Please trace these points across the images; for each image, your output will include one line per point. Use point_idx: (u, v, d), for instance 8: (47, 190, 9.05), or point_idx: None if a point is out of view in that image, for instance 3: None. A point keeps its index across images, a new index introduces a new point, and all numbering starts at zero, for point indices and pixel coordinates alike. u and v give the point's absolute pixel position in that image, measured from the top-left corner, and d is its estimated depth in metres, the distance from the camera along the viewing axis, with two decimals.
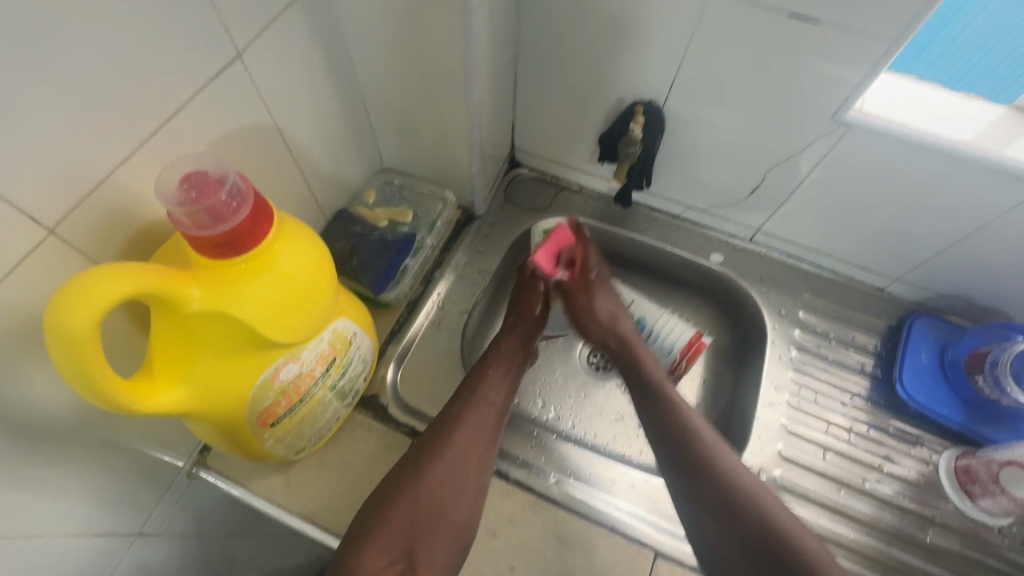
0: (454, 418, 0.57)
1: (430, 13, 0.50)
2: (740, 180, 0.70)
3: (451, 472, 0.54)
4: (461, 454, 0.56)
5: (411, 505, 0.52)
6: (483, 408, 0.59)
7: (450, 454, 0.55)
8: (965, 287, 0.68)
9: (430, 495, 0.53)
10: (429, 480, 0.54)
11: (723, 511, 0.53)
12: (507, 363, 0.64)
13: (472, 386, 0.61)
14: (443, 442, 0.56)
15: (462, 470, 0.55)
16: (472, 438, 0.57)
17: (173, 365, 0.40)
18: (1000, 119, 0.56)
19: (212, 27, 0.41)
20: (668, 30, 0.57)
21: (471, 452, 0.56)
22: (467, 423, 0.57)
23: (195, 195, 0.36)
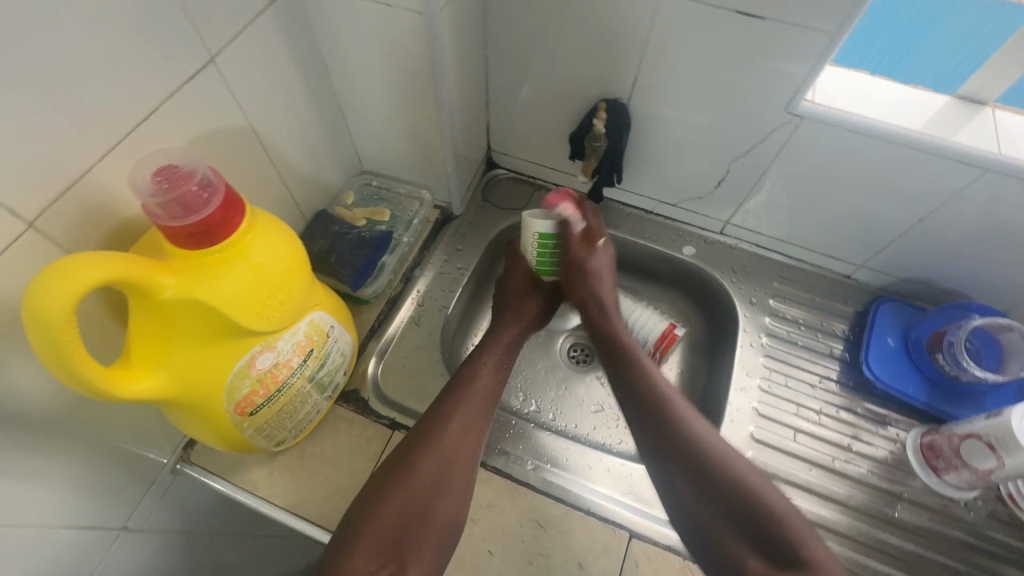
0: (447, 409, 0.57)
1: (396, 18, 0.53)
2: (706, 174, 0.72)
3: (444, 462, 0.53)
4: (455, 444, 0.55)
5: (404, 496, 0.50)
6: (473, 398, 0.59)
7: (442, 445, 0.54)
8: (925, 271, 0.71)
9: (423, 485, 0.51)
10: (423, 470, 0.52)
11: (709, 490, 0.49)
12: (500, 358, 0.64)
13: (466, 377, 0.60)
14: (436, 432, 0.55)
15: (456, 462, 0.54)
16: (465, 429, 0.56)
17: (151, 354, 0.41)
18: (943, 107, 0.59)
19: (184, 33, 0.44)
20: (626, 30, 0.60)
21: (463, 444, 0.55)
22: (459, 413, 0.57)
23: (168, 186, 0.38)
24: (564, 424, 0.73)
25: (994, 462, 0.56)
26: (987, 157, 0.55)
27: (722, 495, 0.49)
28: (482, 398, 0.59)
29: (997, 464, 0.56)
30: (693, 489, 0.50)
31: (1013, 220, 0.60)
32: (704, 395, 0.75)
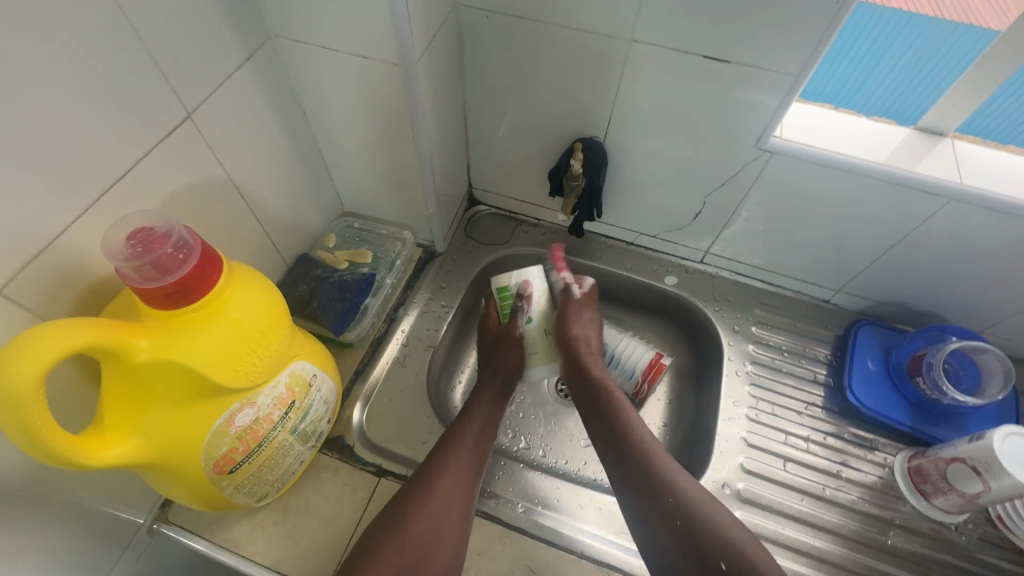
0: (438, 463, 0.57)
1: (374, 70, 0.54)
2: (684, 206, 0.74)
3: (436, 516, 0.53)
4: (446, 498, 0.54)
5: (398, 548, 0.50)
6: (463, 450, 0.59)
7: (435, 497, 0.54)
8: (899, 294, 0.73)
9: (417, 539, 0.51)
10: (417, 525, 0.52)
11: (672, 531, 0.51)
12: (488, 409, 0.64)
13: (454, 432, 0.60)
14: (427, 486, 0.55)
15: (446, 515, 0.53)
16: (456, 479, 0.56)
17: (124, 418, 0.40)
18: (905, 139, 0.61)
19: (161, 91, 0.44)
20: (599, 73, 0.62)
21: (456, 497, 0.55)
22: (450, 465, 0.57)
23: (141, 249, 0.38)
24: (555, 460, 0.72)
25: (981, 486, 0.57)
26: (949, 185, 0.57)
27: (675, 530, 0.51)
28: (470, 450, 0.59)
29: (984, 488, 0.56)
30: (661, 531, 0.52)
31: (979, 244, 0.62)
32: (692, 425, 0.75)
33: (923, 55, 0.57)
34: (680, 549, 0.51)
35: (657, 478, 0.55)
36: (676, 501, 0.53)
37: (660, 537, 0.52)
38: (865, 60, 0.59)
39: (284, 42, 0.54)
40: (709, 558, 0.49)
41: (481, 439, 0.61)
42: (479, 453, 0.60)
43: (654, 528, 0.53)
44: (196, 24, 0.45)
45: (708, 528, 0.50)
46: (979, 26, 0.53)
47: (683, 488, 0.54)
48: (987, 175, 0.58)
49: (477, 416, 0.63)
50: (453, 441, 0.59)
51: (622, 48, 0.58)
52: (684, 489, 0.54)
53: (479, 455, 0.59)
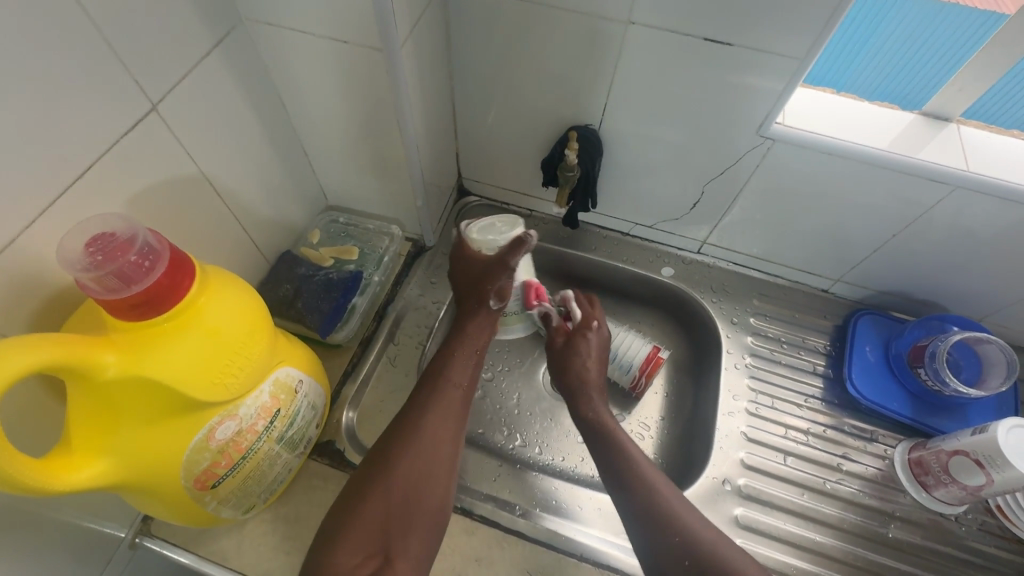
0: (423, 405, 0.54)
1: (355, 56, 0.50)
2: (681, 196, 0.71)
3: (423, 457, 0.51)
4: (434, 438, 0.52)
5: (385, 493, 0.48)
6: (448, 391, 0.56)
7: (419, 440, 0.51)
8: (900, 284, 0.71)
9: (405, 482, 0.49)
10: (403, 470, 0.49)
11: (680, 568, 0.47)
12: (475, 340, 0.60)
13: (438, 369, 0.58)
14: (411, 429, 0.52)
15: (435, 458, 0.51)
16: (442, 420, 0.53)
17: (93, 438, 0.37)
18: (912, 124, 0.59)
19: (121, 82, 0.41)
20: (595, 59, 0.59)
21: (443, 438, 0.52)
22: (436, 406, 0.54)
23: (102, 258, 0.35)
24: (551, 457, 0.70)
25: (984, 478, 0.56)
26: (955, 174, 0.55)
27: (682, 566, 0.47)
28: (458, 390, 0.56)
29: (987, 480, 0.56)
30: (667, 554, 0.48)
31: (983, 233, 0.60)
32: (690, 420, 0.73)
33: (911, 32, 0.55)
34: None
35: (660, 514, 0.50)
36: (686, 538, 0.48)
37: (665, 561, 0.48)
38: (855, 35, 0.57)
39: (256, 26, 0.51)
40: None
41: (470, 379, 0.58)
42: (465, 390, 0.57)
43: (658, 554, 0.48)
44: (158, 9, 0.42)
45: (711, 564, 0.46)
46: (965, 7, 0.52)
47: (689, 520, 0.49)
48: (995, 162, 0.56)
49: (463, 354, 0.59)
50: (439, 393, 0.55)
51: (619, 30, 0.55)
52: (687, 520, 0.49)
53: (466, 393, 0.57)
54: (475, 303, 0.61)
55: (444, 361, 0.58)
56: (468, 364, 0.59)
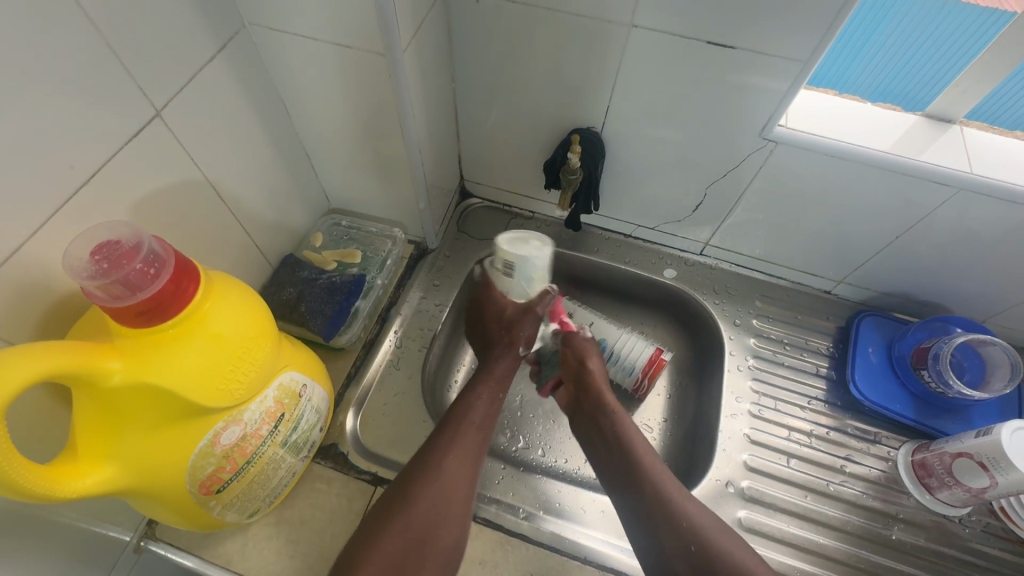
0: (443, 445, 0.55)
1: (358, 59, 0.50)
2: (684, 198, 0.71)
3: (442, 494, 0.52)
4: (453, 476, 0.53)
5: (404, 528, 0.49)
6: (468, 430, 0.57)
7: (439, 479, 0.53)
8: (903, 285, 0.71)
9: (423, 516, 0.50)
10: (422, 508, 0.51)
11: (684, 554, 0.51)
12: (498, 381, 0.63)
13: (459, 410, 0.59)
14: (432, 468, 0.53)
15: (453, 499, 0.52)
16: (462, 461, 0.55)
17: (98, 444, 0.37)
18: (915, 126, 0.59)
19: (124, 88, 0.41)
20: (597, 61, 0.59)
21: (461, 479, 0.54)
22: (456, 448, 0.55)
23: (108, 266, 0.35)
24: (554, 459, 0.70)
25: (987, 480, 0.56)
26: (958, 176, 0.55)
27: (686, 551, 0.51)
28: (476, 429, 0.58)
29: (991, 482, 0.56)
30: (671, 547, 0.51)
31: (987, 235, 0.60)
32: (693, 422, 0.73)
33: (913, 32, 0.54)
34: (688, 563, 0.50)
35: (664, 505, 0.53)
36: (699, 523, 0.51)
37: (669, 552, 0.51)
38: (855, 36, 0.56)
39: (259, 31, 0.51)
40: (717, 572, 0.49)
41: (487, 418, 0.60)
42: (485, 430, 0.59)
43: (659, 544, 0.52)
44: (161, 15, 0.42)
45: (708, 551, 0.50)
46: (967, 5, 0.51)
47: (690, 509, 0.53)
48: (998, 163, 0.56)
49: (484, 395, 0.61)
50: (458, 431, 0.57)
51: (621, 33, 0.55)
52: (691, 512, 0.53)
53: (484, 433, 0.58)
54: (504, 349, 0.65)
55: (465, 401, 0.60)
56: (486, 403, 0.61)
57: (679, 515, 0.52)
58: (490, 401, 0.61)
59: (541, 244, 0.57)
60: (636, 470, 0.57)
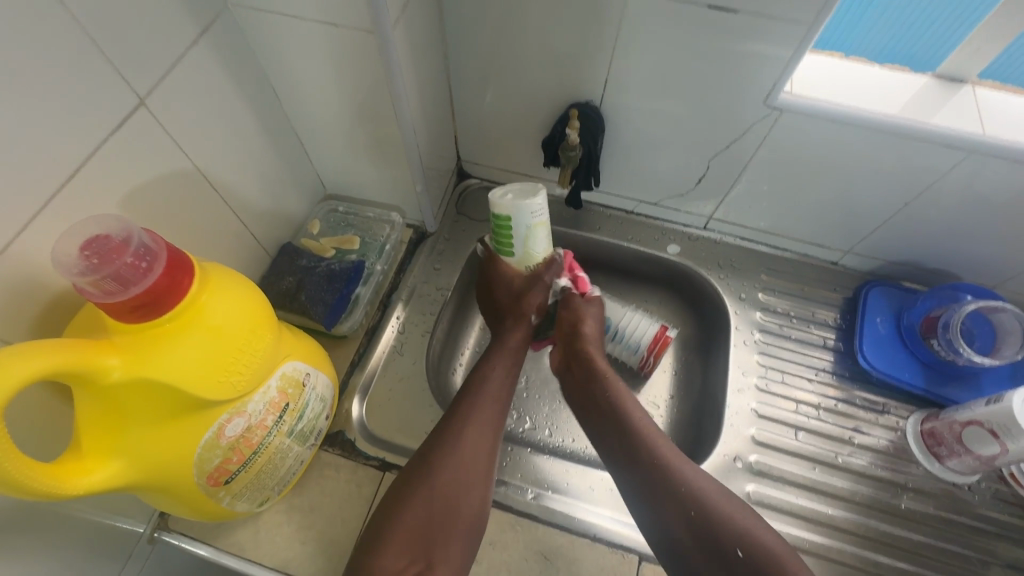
0: (458, 418, 0.55)
1: (345, 38, 0.49)
2: (686, 171, 0.70)
3: (461, 466, 0.52)
4: (471, 449, 0.53)
5: (426, 499, 0.50)
6: (484, 402, 0.57)
7: (456, 452, 0.52)
8: (912, 254, 0.70)
9: (443, 490, 0.50)
10: (443, 477, 0.51)
11: (685, 520, 0.50)
12: (511, 359, 0.62)
13: (476, 382, 0.59)
14: (450, 441, 0.53)
15: (472, 469, 0.52)
16: (479, 433, 0.54)
17: (103, 441, 0.37)
18: (925, 88, 0.57)
19: (105, 77, 0.39)
20: (594, 32, 0.56)
21: (480, 451, 0.53)
22: (473, 419, 0.55)
23: (97, 261, 0.34)
24: (562, 439, 0.70)
25: (997, 448, 0.56)
26: (970, 138, 0.53)
27: (688, 517, 0.50)
28: (494, 401, 0.58)
29: (1000, 450, 0.56)
30: (671, 513, 0.50)
31: (997, 199, 0.59)
32: (699, 398, 0.73)
33: None
34: (692, 534, 0.49)
35: (661, 473, 0.52)
36: (690, 490, 0.51)
37: (671, 520, 0.50)
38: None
39: (241, 12, 0.49)
40: (725, 547, 0.48)
41: (504, 389, 0.59)
42: (501, 403, 0.58)
43: (659, 510, 0.51)
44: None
45: (709, 518, 0.49)
46: None
47: (690, 476, 0.52)
48: (1012, 123, 0.54)
49: (498, 369, 0.60)
50: (473, 402, 0.56)
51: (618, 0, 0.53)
52: (690, 477, 0.52)
53: (501, 406, 0.58)
54: (514, 322, 0.65)
55: (481, 373, 0.60)
56: (502, 372, 0.61)
57: (677, 481, 0.51)
58: (505, 373, 0.61)
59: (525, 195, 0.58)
60: (635, 433, 0.56)
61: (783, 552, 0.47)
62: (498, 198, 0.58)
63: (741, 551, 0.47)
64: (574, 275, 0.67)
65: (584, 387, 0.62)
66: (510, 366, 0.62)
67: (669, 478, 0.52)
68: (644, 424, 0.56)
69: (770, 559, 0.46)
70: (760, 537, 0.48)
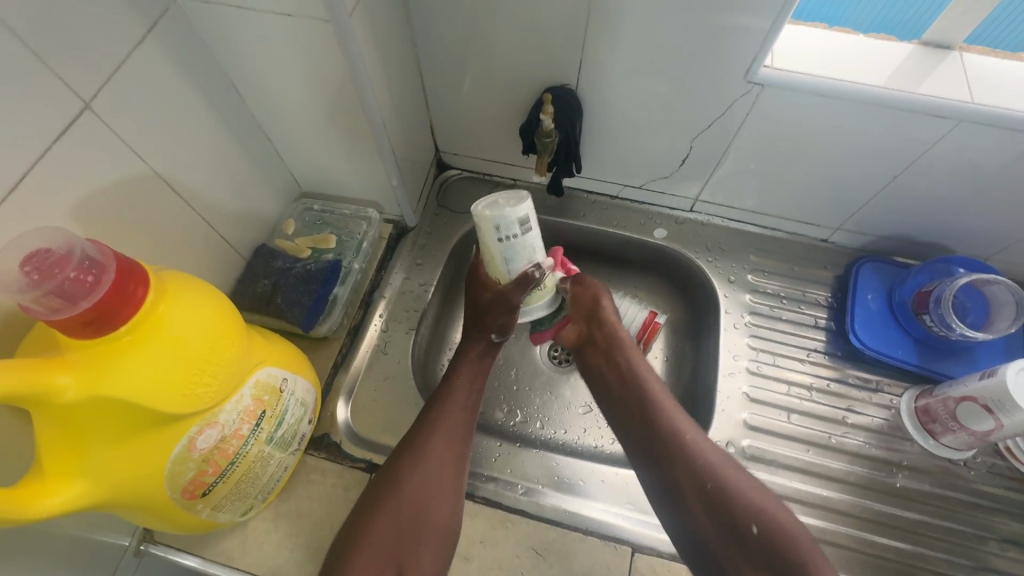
0: (425, 428, 0.54)
1: (301, 29, 0.46)
2: (669, 153, 0.68)
3: (429, 477, 0.51)
4: (439, 462, 0.52)
5: (393, 513, 0.49)
6: (452, 412, 0.55)
7: (425, 463, 0.51)
8: (902, 227, 0.69)
9: (413, 502, 0.49)
10: (410, 490, 0.50)
11: (701, 496, 0.50)
12: (477, 366, 0.60)
13: (442, 392, 0.57)
14: (418, 452, 0.52)
15: (440, 481, 0.51)
16: (446, 444, 0.53)
17: (66, 462, 0.36)
18: (911, 55, 0.55)
19: (43, 81, 0.37)
20: (564, 11, 0.54)
21: (448, 462, 0.52)
22: (440, 429, 0.54)
23: (39, 277, 0.33)
24: (553, 431, 0.69)
25: (993, 423, 0.55)
26: (958, 106, 0.51)
27: (704, 495, 0.50)
28: (461, 411, 0.56)
29: (996, 425, 0.55)
30: (688, 494, 0.50)
31: (988, 168, 0.57)
32: (691, 383, 0.72)
33: None
34: (707, 508, 0.49)
35: (677, 449, 0.52)
36: (708, 467, 0.50)
37: (689, 499, 0.50)
38: None
39: (191, 5, 0.46)
40: (740, 525, 0.47)
41: (473, 396, 0.58)
42: (469, 411, 0.57)
43: (677, 489, 0.51)
44: None
45: (725, 495, 0.49)
46: None
47: (708, 452, 0.51)
48: (1001, 88, 0.52)
49: (464, 377, 0.59)
50: (441, 412, 0.55)
51: None
52: (704, 451, 0.51)
53: (468, 415, 0.56)
54: (477, 334, 0.60)
55: (447, 382, 0.58)
56: (467, 381, 0.59)
57: (694, 458, 0.51)
58: (472, 380, 0.59)
59: (517, 200, 0.49)
60: (652, 410, 0.55)
61: (797, 533, 0.47)
62: (480, 208, 0.49)
63: (756, 529, 0.47)
64: (565, 266, 0.63)
65: (606, 357, 0.61)
66: (477, 373, 0.60)
67: (683, 459, 0.51)
68: (667, 401, 0.56)
69: (784, 536, 0.46)
70: (773, 513, 0.47)
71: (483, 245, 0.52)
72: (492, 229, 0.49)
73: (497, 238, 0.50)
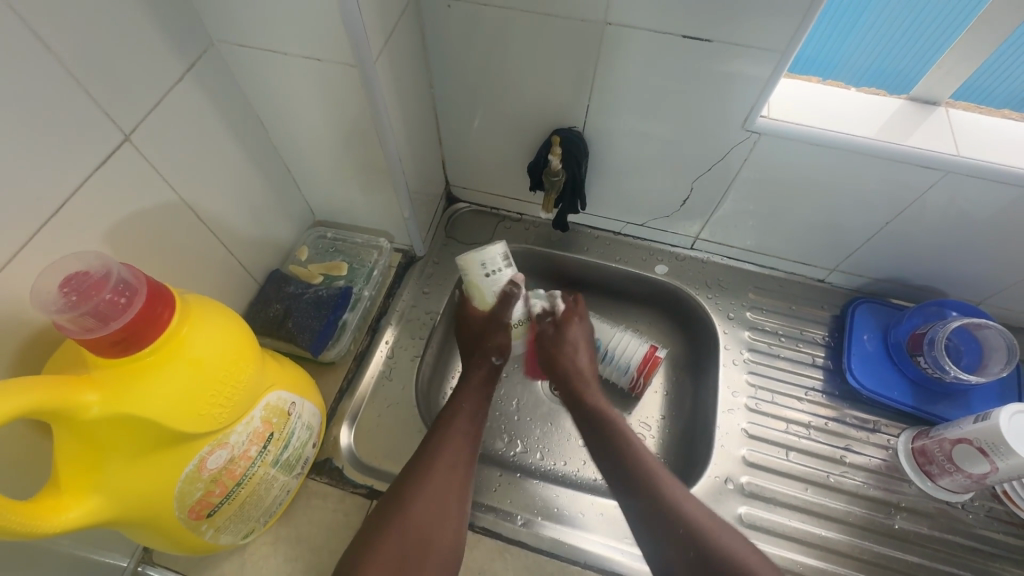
0: (429, 454, 0.55)
1: (327, 72, 0.49)
2: (671, 193, 0.71)
3: (433, 498, 0.52)
4: (444, 485, 0.53)
5: (399, 537, 0.49)
6: (455, 437, 0.57)
7: (428, 487, 0.52)
8: (897, 270, 0.71)
9: (417, 528, 0.50)
10: (415, 515, 0.50)
11: (676, 537, 0.49)
12: (478, 393, 0.61)
13: (446, 417, 0.59)
14: (421, 477, 0.53)
15: (445, 506, 0.52)
16: (451, 468, 0.54)
17: (81, 477, 0.37)
18: (900, 108, 0.58)
19: (89, 114, 0.40)
20: (574, 61, 0.58)
21: (451, 486, 0.53)
22: (444, 454, 0.55)
23: (76, 298, 0.35)
24: (553, 463, 0.70)
25: (988, 466, 0.56)
26: (946, 159, 0.54)
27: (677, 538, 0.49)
28: (465, 436, 0.57)
29: (991, 468, 0.55)
30: (669, 544, 0.49)
31: (977, 216, 0.59)
32: (690, 417, 0.73)
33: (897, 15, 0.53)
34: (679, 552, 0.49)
35: (659, 498, 0.52)
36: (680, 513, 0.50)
37: (663, 545, 0.50)
38: (841, 22, 0.55)
39: (227, 47, 0.50)
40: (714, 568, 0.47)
41: (475, 424, 0.59)
42: (473, 435, 0.58)
43: (654, 536, 0.50)
44: (123, 39, 0.41)
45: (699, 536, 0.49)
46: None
47: (685, 503, 0.51)
48: (986, 143, 0.55)
49: (468, 403, 0.60)
50: (446, 436, 0.56)
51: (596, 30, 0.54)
52: (679, 499, 0.51)
53: (472, 441, 0.57)
54: (479, 358, 0.64)
55: (450, 409, 0.59)
56: (472, 407, 0.60)
57: (674, 503, 0.51)
58: (475, 407, 0.60)
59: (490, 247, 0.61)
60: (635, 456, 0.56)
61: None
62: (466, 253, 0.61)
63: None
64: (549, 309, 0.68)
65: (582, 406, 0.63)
66: (479, 401, 0.61)
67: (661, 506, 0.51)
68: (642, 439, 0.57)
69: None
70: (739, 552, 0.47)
71: (474, 284, 0.62)
72: (476, 268, 0.61)
73: (482, 274, 0.61)
